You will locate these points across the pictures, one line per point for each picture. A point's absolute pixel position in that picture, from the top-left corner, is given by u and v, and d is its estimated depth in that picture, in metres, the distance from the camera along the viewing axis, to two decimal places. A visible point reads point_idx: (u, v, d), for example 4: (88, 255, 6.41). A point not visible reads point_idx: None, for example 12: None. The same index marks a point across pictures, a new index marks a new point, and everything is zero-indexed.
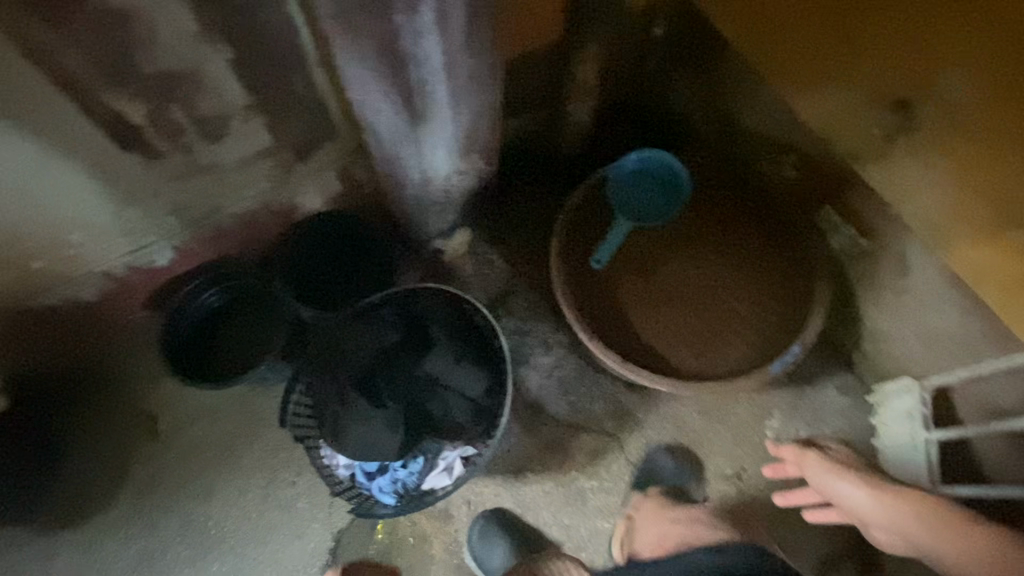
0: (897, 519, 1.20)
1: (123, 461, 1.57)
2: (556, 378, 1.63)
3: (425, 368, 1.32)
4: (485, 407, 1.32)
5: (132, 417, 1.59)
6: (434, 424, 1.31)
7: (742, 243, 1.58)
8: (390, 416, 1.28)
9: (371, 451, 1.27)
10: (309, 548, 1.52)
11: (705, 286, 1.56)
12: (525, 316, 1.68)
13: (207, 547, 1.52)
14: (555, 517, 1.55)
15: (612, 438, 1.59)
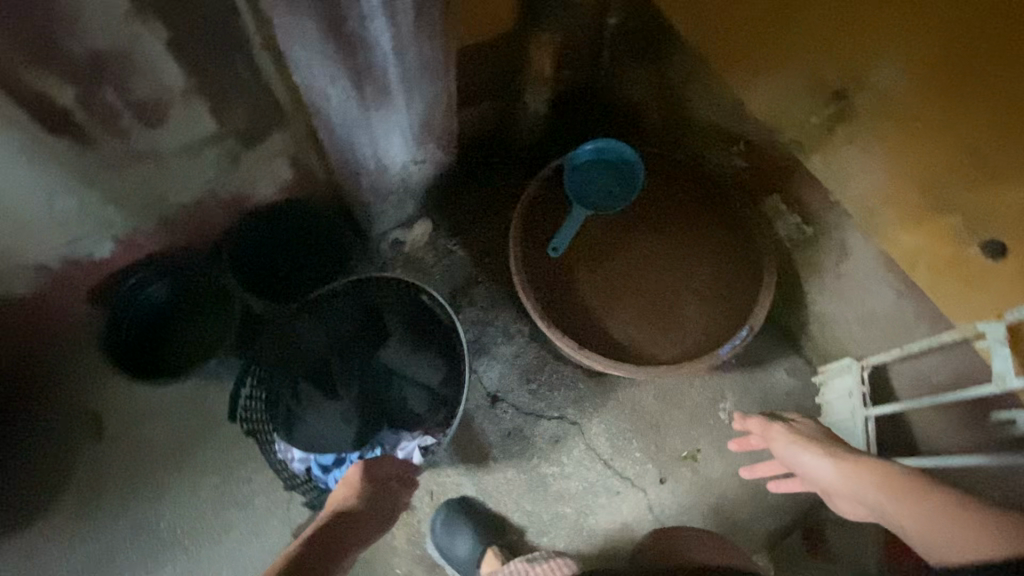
0: (858, 491, 1.19)
1: (64, 464, 1.49)
2: (517, 367, 1.64)
3: (381, 360, 1.31)
4: (443, 396, 1.32)
5: (75, 418, 1.51)
6: (392, 415, 1.30)
7: (695, 231, 1.62)
8: (345, 408, 1.27)
9: (326, 444, 1.26)
10: (269, 546, 1.49)
11: (660, 273, 1.60)
12: (486, 305, 1.68)
13: (159, 550, 1.47)
14: (517, 503, 1.57)
15: (573, 424, 1.62)
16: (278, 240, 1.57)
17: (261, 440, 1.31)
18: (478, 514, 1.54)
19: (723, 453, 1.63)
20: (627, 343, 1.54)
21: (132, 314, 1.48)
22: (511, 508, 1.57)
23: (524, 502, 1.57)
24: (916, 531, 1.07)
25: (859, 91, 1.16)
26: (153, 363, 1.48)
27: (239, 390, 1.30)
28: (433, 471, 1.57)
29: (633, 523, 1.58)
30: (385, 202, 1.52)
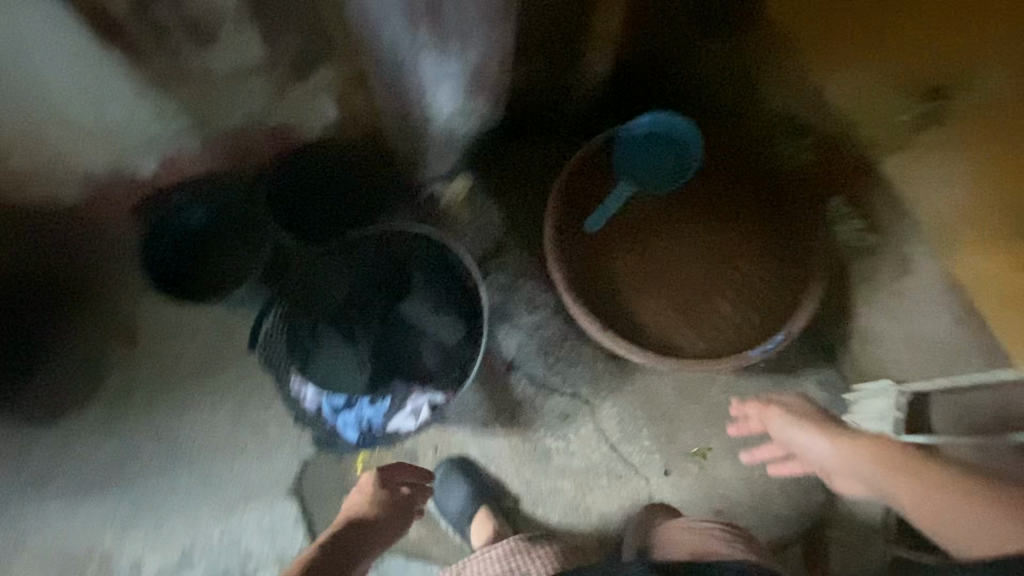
0: (855, 466, 1.22)
1: (96, 366, 1.56)
2: (536, 339, 1.62)
3: (402, 313, 1.30)
4: (458, 355, 1.31)
5: (107, 324, 1.56)
6: (404, 368, 1.29)
7: (746, 224, 1.51)
8: (360, 354, 1.27)
9: (338, 387, 1.27)
10: (276, 473, 1.54)
11: (699, 263, 1.52)
12: (514, 272, 1.65)
13: (176, 459, 1.54)
14: (517, 471, 1.57)
15: (584, 403, 1.59)
16: (312, 177, 1.53)
17: (277, 372, 1.34)
18: (478, 475, 1.55)
19: (733, 455, 1.59)
20: (653, 332, 1.49)
21: (171, 232, 1.51)
22: (511, 475, 1.57)
23: (525, 471, 1.57)
24: (934, 519, 1.06)
25: (959, 91, 1.06)
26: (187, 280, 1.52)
27: (260, 319, 1.33)
28: (439, 427, 1.58)
29: (630, 509, 1.57)
30: (429, 153, 1.53)
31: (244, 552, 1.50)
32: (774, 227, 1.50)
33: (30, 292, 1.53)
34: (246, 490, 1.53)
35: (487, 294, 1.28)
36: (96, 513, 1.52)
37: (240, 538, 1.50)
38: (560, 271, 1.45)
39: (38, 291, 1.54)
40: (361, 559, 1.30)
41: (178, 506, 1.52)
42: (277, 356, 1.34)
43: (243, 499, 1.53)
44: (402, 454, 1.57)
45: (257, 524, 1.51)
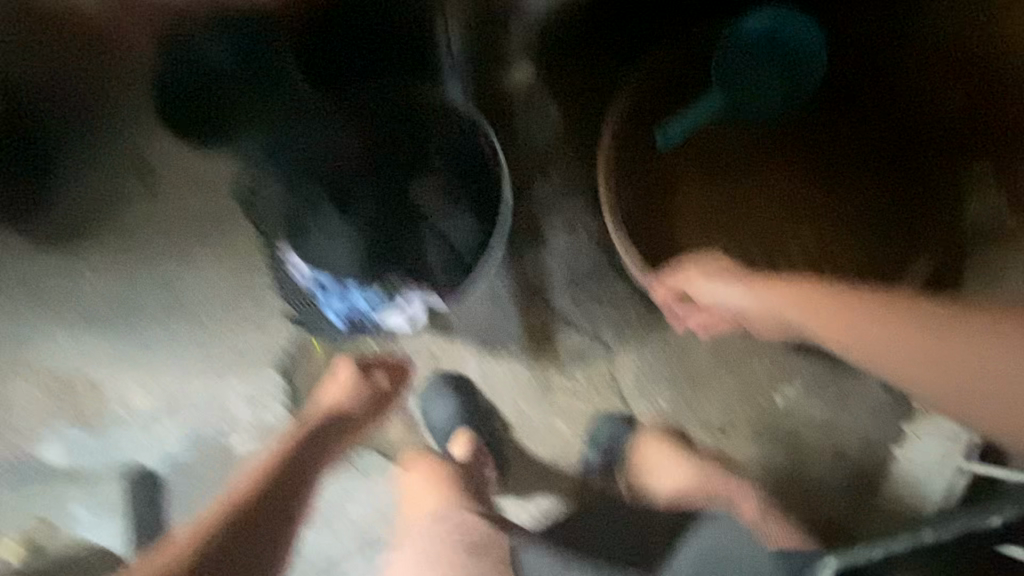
0: (768, 309, 1.20)
1: (90, 194, 1.43)
2: (564, 266, 1.42)
3: (415, 194, 1.13)
4: (467, 259, 1.17)
5: (107, 149, 1.42)
6: (403, 258, 1.13)
7: (842, 178, 1.30)
8: (353, 233, 1.11)
9: (324, 265, 1.13)
10: (266, 344, 1.45)
11: (772, 212, 1.30)
12: (559, 185, 1.41)
13: (169, 310, 1.46)
14: (515, 402, 1.45)
15: (603, 347, 1.42)
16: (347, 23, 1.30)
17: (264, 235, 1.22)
18: (471, 395, 1.44)
19: (758, 438, 1.41)
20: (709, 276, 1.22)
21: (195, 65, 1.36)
22: (507, 403, 1.45)
23: (522, 403, 1.45)
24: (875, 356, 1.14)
25: None
26: (201, 117, 1.40)
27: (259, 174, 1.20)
28: (439, 337, 1.43)
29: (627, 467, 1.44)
30: None
31: (226, 413, 1.46)
32: (874, 187, 1.29)
33: (34, 100, 1.40)
34: (235, 356, 1.46)
35: (512, 186, 1.12)
36: (93, 346, 1.47)
37: (226, 401, 1.46)
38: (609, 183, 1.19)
39: (41, 102, 1.39)
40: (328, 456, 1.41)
41: (169, 356, 1.46)
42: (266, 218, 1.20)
43: (231, 362, 1.46)
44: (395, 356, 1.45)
45: (243, 392, 1.46)
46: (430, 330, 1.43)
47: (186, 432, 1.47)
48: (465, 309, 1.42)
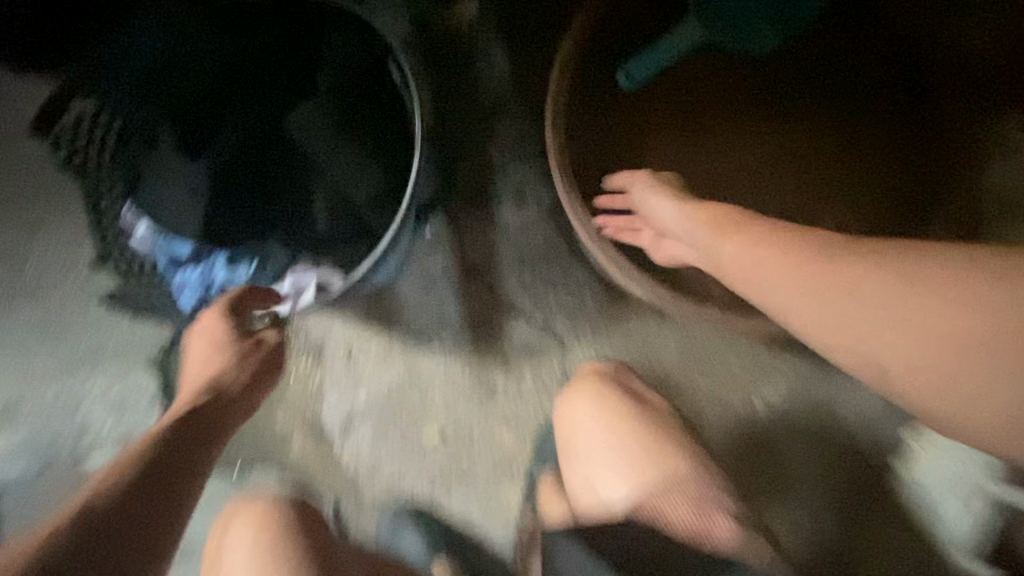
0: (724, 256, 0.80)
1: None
2: (512, 244, 1.18)
3: (303, 156, 0.91)
4: (365, 221, 0.91)
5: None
6: (279, 219, 0.92)
7: (831, 143, 1.07)
8: (196, 177, 0.88)
9: (169, 221, 0.90)
10: (136, 336, 1.11)
11: (749, 183, 1.08)
12: (505, 148, 1.17)
13: (8, 289, 1.10)
14: (447, 405, 1.18)
15: (556, 341, 1.18)
16: None
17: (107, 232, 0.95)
18: (394, 398, 1.17)
19: (733, 448, 1.19)
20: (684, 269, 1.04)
21: None
22: (439, 407, 1.18)
23: (458, 407, 1.18)
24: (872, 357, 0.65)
25: None
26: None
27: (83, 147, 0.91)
28: (358, 327, 1.18)
29: None
30: None
31: (81, 424, 1.12)
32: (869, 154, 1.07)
33: None
34: (95, 349, 1.11)
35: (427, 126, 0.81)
36: None
37: (81, 408, 1.11)
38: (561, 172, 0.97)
39: None
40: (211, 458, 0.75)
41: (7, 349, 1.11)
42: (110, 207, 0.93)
43: (92, 358, 1.11)
44: (306, 348, 1.17)
45: (102, 396, 1.11)
46: (347, 320, 1.17)
47: (24, 447, 1.11)
48: (391, 295, 1.17)
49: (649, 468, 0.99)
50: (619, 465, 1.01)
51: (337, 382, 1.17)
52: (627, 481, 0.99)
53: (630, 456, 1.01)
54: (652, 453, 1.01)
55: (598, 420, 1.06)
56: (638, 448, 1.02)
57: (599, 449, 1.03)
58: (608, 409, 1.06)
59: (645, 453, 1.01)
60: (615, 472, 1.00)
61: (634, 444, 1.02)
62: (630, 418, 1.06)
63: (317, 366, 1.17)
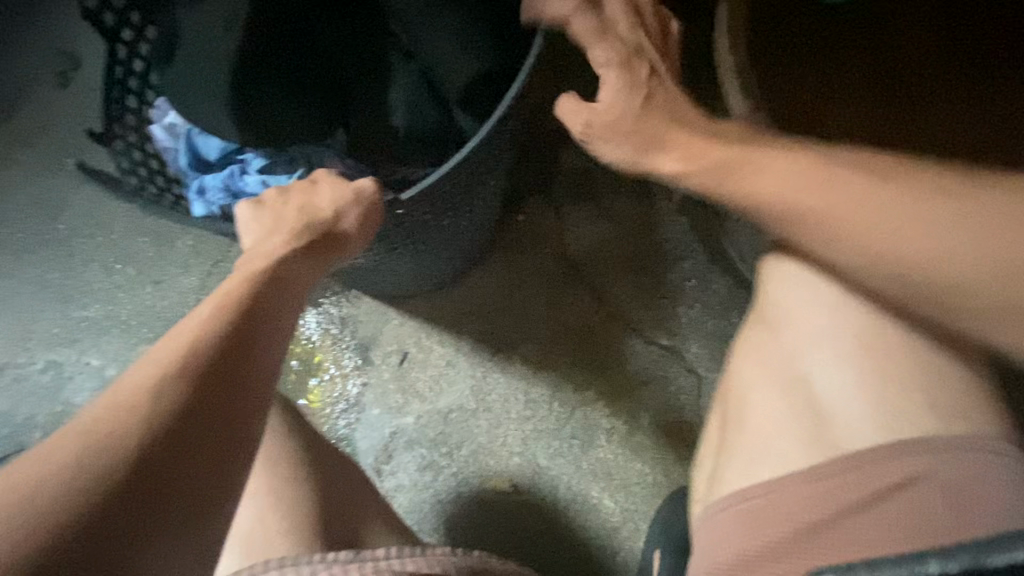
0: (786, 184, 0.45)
1: (1, 85, 1.00)
2: (632, 234, 0.87)
3: (381, 22, 0.58)
4: (448, 124, 0.59)
5: (46, 34, 1.00)
6: (260, 83, 0.55)
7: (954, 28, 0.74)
8: (196, 21, 0.55)
9: (192, 112, 0.56)
10: (158, 306, 0.92)
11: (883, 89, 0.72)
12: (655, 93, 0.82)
13: (30, 246, 0.95)
14: (525, 450, 0.82)
15: (689, 373, 0.83)
16: None
17: (111, 104, 0.58)
18: (451, 429, 0.83)
19: None
20: None
21: None
22: (511, 448, 0.82)
23: (540, 452, 0.81)
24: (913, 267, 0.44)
25: None
26: None
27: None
28: (422, 325, 0.87)
29: None
30: None
31: (64, 404, 0.89)
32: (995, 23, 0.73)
33: None
34: (109, 315, 0.92)
35: None
36: None
37: (70, 382, 0.90)
38: (733, 42, 0.59)
39: None
40: (255, 389, 0.43)
41: (7, 305, 0.93)
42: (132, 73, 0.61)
43: (109, 324, 0.92)
44: (351, 344, 0.87)
45: (98, 371, 0.90)
46: (406, 314, 0.87)
47: None
48: (467, 286, 0.87)
49: (905, 395, 0.50)
50: (840, 375, 0.53)
51: (381, 397, 0.85)
52: (847, 401, 0.52)
53: (869, 360, 0.52)
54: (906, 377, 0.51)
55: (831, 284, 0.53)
56: (888, 356, 0.51)
57: (813, 351, 0.54)
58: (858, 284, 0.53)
59: (908, 367, 0.51)
60: (830, 375, 0.53)
61: (881, 343, 0.51)
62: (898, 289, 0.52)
63: (360, 372, 0.86)
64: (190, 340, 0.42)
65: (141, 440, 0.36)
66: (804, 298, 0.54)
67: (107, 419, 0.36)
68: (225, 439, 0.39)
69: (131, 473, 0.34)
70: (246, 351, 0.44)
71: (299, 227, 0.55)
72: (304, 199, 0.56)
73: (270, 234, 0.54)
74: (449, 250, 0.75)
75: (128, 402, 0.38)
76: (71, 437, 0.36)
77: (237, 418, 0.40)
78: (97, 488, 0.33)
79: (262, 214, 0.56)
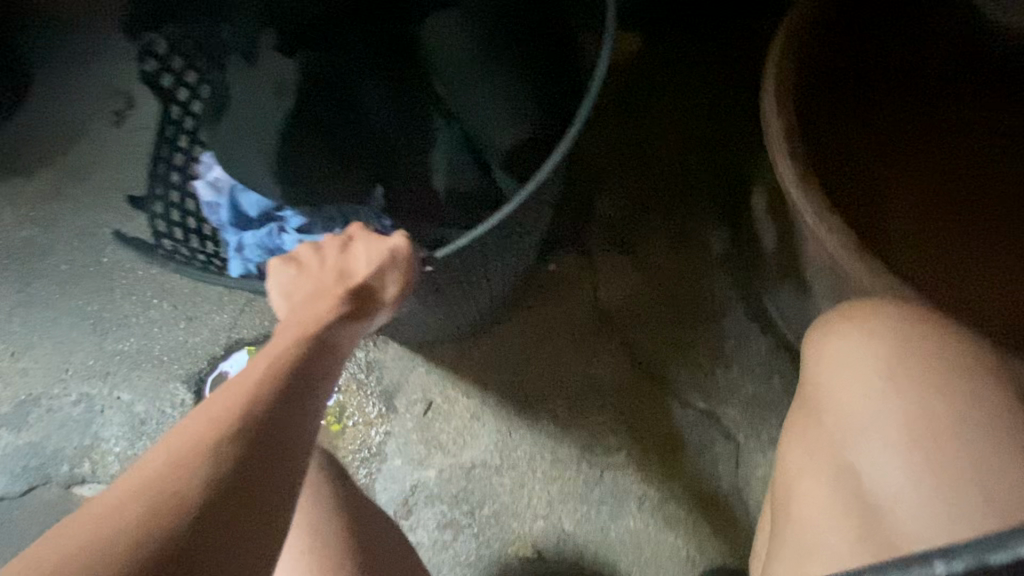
0: None
1: (60, 123, 1.05)
2: (667, 289, 0.85)
3: (426, 88, 0.58)
4: (490, 187, 0.58)
5: (108, 84, 1.06)
6: (310, 147, 0.56)
7: (971, 142, 0.76)
8: (250, 88, 0.57)
9: (239, 172, 0.57)
10: (189, 344, 0.93)
11: (908, 187, 0.74)
12: (682, 171, 0.88)
13: (75, 279, 0.98)
14: (550, 511, 0.78)
15: (726, 439, 0.79)
16: None
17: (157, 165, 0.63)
18: (474, 486, 0.80)
19: None
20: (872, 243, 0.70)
21: None
22: (536, 510, 0.78)
23: (567, 516, 0.78)
24: None
25: None
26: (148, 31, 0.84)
27: (154, 55, 0.61)
28: (448, 375, 0.85)
29: None
30: None
31: (92, 438, 0.90)
32: (1003, 142, 0.76)
33: None
34: (143, 350, 0.93)
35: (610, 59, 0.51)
36: None
37: (99, 417, 0.91)
38: (784, 106, 0.60)
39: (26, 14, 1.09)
40: (301, 442, 0.39)
41: (46, 337, 0.95)
42: (183, 131, 0.64)
43: (142, 360, 0.93)
44: (376, 392, 0.86)
45: (128, 406, 0.91)
46: (432, 362, 0.86)
47: (23, 456, 0.90)
48: (495, 336, 0.85)
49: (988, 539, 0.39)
50: (905, 489, 0.42)
51: (403, 448, 0.83)
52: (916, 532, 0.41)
53: (946, 486, 0.41)
54: (1000, 495, 0.40)
55: (884, 386, 0.44)
56: (969, 465, 0.41)
57: (883, 469, 0.43)
58: (927, 394, 0.43)
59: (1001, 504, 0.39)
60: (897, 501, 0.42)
61: (964, 448, 0.41)
62: (982, 398, 0.43)
63: (384, 420, 0.84)
64: (246, 392, 0.40)
65: (205, 493, 0.33)
66: (860, 386, 0.45)
67: (169, 465, 0.34)
68: (276, 498, 0.36)
69: (187, 532, 0.32)
70: (300, 411, 0.41)
71: (340, 290, 0.52)
72: (339, 259, 0.54)
73: (310, 297, 0.52)
74: (476, 303, 0.74)
75: (190, 445, 0.36)
76: (128, 484, 0.34)
77: (289, 481, 0.37)
78: (152, 544, 0.31)
79: (300, 273, 0.54)
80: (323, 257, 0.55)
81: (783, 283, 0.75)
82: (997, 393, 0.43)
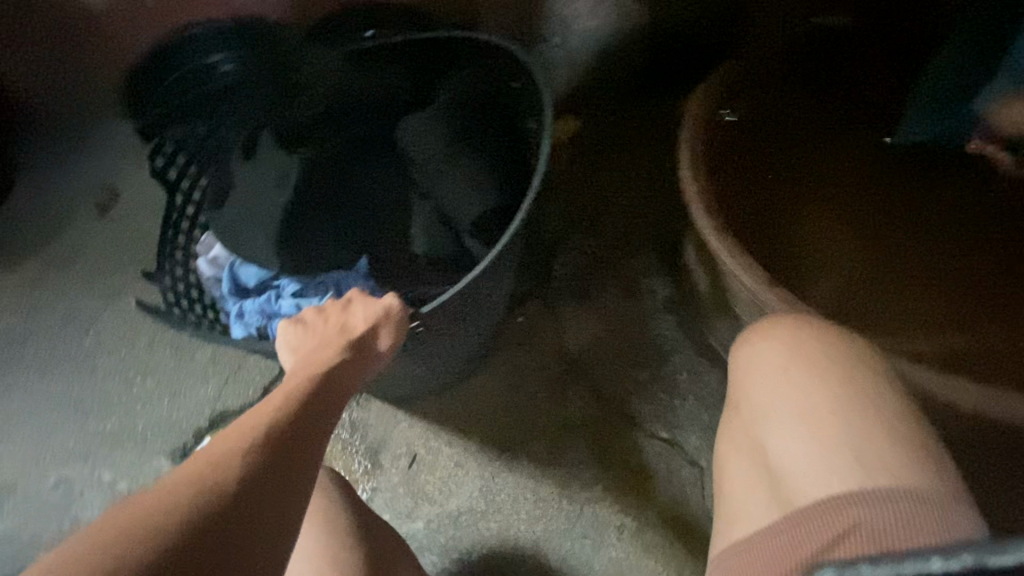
0: None
1: (45, 217, 1.10)
2: (625, 332, 0.95)
3: (405, 174, 0.69)
4: (464, 250, 0.69)
5: (94, 179, 1.12)
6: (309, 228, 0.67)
7: (870, 190, 0.89)
8: (256, 181, 0.68)
9: (248, 250, 0.67)
10: (173, 418, 0.95)
11: (816, 231, 0.88)
12: (628, 229, 1.01)
13: (56, 364, 1.00)
14: (534, 550, 0.82)
15: (691, 465, 0.86)
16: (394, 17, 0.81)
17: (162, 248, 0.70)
18: (460, 533, 0.84)
19: None
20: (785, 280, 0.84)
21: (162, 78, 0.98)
22: (521, 551, 0.82)
23: (550, 553, 0.82)
24: None
25: None
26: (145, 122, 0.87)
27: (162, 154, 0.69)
28: (430, 427, 0.90)
29: None
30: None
31: (72, 522, 0.89)
32: (898, 189, 0.88)
33: None
34: (125, 429, 0.95)
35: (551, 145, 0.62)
36: None
37: (78, 500, 0.91)
38: (696, 174, 0.74)
39: None
40: (309, 462, 0.46)
41: (24, 423, 0.96)
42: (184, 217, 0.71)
43: (123, 438, 0.94)
44: (361, 450, 0.89)
45: (109, 486, 0.91)
46: (416, 417, 0.91)
47: None
48: (473, 388, 0.92)
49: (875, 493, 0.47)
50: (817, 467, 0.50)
51: (390, 502, 0.86)
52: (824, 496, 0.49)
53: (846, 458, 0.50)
54: (884, 463, 0.49)
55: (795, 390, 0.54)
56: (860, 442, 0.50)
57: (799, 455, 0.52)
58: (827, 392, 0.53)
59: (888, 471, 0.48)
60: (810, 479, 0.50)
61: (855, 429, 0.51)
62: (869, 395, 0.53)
63: (370, 477, 0.88)
64: (267, 418, 0.48)
65: (233, 488, 0.41)
66: (777, 392, 0.54)
67: (207, 466, 0.42)
68: (287, 500, 0.43)
69: (217, 519, 0.39)
70: (311, 435, 0.48)
71: (342, 340, 0.59)
72: (340, 317, 0.62)
73: (316, 349, 0.59)
74: (454, 356, 0.81)
75: (225, 453, 0.43)
76: (174, 480, 0.41)
77: (301, 490, 0.44)
78: (193, 521, 0.38)
79: (307, 331, 0.61)
80: (326, 317, 0.63)
81: (721, 319, 0.86)
82: (884, 393, 0.53)
